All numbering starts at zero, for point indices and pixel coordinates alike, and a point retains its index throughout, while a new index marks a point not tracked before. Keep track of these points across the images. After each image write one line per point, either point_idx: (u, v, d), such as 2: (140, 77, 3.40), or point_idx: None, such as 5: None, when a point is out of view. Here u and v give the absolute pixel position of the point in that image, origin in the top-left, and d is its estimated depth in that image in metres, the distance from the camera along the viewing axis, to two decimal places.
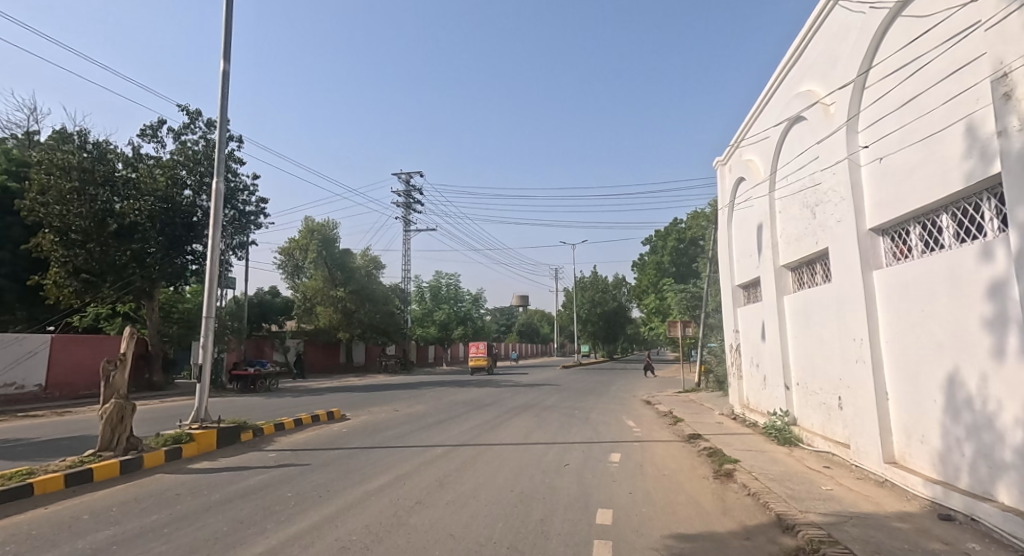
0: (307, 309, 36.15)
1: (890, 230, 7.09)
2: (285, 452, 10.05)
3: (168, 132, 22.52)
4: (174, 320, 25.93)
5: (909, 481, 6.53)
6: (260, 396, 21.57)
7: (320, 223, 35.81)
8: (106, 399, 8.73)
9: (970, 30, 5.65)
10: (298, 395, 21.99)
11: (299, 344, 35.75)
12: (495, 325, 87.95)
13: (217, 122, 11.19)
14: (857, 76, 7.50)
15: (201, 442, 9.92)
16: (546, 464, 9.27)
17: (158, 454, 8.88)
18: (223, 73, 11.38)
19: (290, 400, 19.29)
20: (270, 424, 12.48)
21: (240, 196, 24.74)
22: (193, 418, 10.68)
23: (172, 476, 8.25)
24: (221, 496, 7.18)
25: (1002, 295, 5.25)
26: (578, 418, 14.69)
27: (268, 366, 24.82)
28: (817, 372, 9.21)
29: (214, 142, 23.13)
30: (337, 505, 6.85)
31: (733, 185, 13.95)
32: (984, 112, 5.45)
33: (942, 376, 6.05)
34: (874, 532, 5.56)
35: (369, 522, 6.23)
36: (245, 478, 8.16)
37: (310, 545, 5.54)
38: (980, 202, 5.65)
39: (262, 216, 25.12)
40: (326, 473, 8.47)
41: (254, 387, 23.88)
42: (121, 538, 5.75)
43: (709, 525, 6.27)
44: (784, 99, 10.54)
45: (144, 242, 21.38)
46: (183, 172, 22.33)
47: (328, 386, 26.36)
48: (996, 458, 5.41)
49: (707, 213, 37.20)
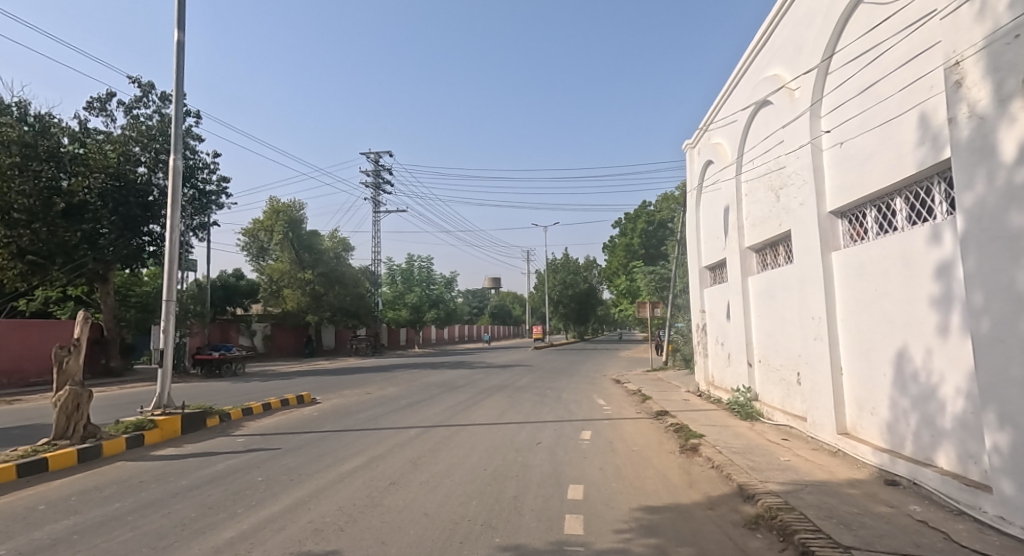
0: (273, 293, 35.69)
1: (848, 213, 7.45)
2: (255, 437, 10.17)
3: (119, 106, 22.13)
4: (132, 304, 25.69)
5: (859, 450, 6.92)
6: (227, 381, 21.56)
7: (286, 203, 35.39)
8: (61, 386, 8.68)
9: (926, 19, 5.88)
10: (267, 379, 22.20)
11: (265, 327, 36.07)
12: (467, 307, 88.31)
13: (173, 96, 11.05)
14: (821, 61, 7.80)
15: (165, 428, 9.97)
16: (518, 443, 9.50)
17: (118, 441, 8.93)
18: (177, 43, 11.21)
19: (257, 385, 19.33)
20: (238, 408, 12.51)
21: (200, 174, 24.39)
22: (155, 405, 10.67)
23: (133, 464, 8.29)
24: (189, 482, 7.29)
25: (949, 275, 5.52)
26: (549, 398, 15.01)
27: (234, 349, 24.69)
28: (779, 349, 9.58)
29: (170, 118, 22.89)
30: (311, 487, 7.01)
31: (701, 168, 14.26)
32: (936, 101, 5.70)
33: (892, 351, 6.40)
34: (828, 498, 5.91)
35: (343, 503, 6.41)
36: (213, 463, 8.27)
37: (282, 528, 5.70)
38: (931, 186, 5.91)
39: (224, 196, 24.91)
40: (298, 457, 8.62)
41: (219, 372, 23.79)
42: (83, 527, 5.84)
43: (675, 498, 6.56)
44: (750, 85, 10.88)
45: (95, 222, 20.98)
46: (137, 148, 22.01)
47: (294, 370, 26.23)
48: (937, 425, 5.76)
49: (676, 196, 37.91)
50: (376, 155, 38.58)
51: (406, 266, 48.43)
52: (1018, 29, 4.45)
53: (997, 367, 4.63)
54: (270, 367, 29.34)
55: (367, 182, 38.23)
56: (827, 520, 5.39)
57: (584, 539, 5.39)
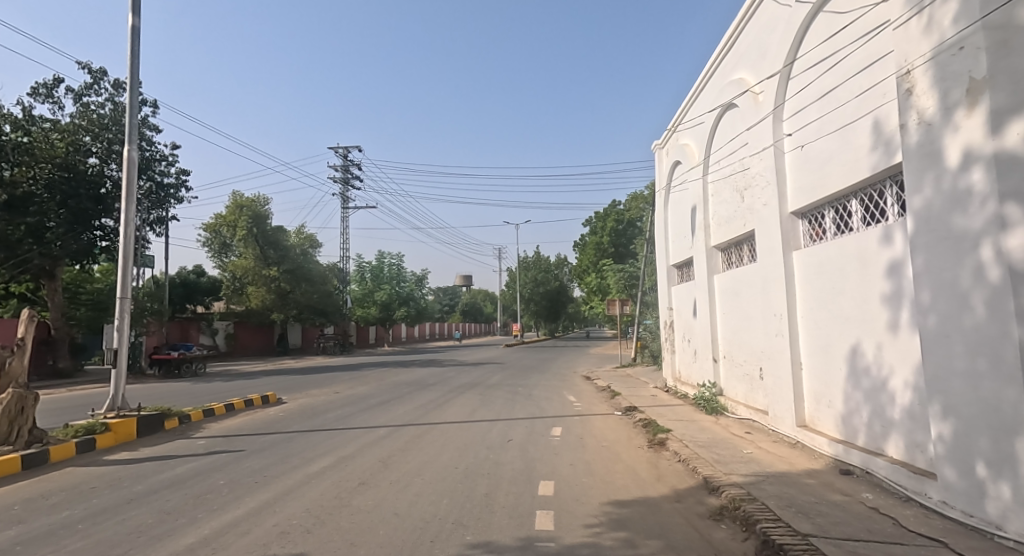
0: (237, 290, 35.23)
1: (808, 213, 7.73)
2: (216, 439, 10.12)
3: (67, 94, 21.69)
4: (83, 302, 24.92)
5: (816, 442, 7.22)
6: (187, 382, 21.28)
7: (250, 198, 34.80)
8: (5, 389, 8.50)
9: (880, 29, 6.14)
10: (229, 379, 21.96)
11: (228, 325, 36.04)
12: (438, 305, 88.25)
13: (128, 84, 10.90)
14: (783, 67, 8.06)
15: (119, 432, 9.85)
16: (490, 441, 9.63)
17: (67, 446, 8.78)
18: (131, 28, 11.01)
19: (220, 385, 19.14)
20: (198, 409, 12.43)
21: (158, 166, 24.01)
22: (108, 407, 10.53)
23: (83, 469, 8.20)
24: (145, 488, 7.26)
25: (899, 273, 5.79)
26: (521, 395, 15.20)
27: (195, 349, 24.32)
28: (743, 345, 9.86)
29: (123, 107, 22.32)
30: (276, 490, 7.04)
31: (669, 168, 14.53)
32: (888, 108, 5.97)
33: (847, 347, 6.67)
34: (788, 488, 6.16)
35: (310, 505, 6.46)
36: (172, 467, 8.23)
37: (246, 532, 5.73)
38: (884, 189, 6.18)
39: (183, 189, 24.58)
40: (262, 458, 8.62)
41: (178, 372, 23.44)
42: (31, 536, 5.79)
43: (644, 491, 6.77)
44: (716, 88, 11.14)
45: (42, 215, 20.63)
46: (88, 138, 21.54)
47: (256, 370, 25.95)
48: (887, 417, 6.04)
49: (645, 196, 38.37)
50: (345, 150, 38.38)
51: (376, 264, 48.23)
52: (962, 41, 4.70)
53: (942, 362, 4.89)
54: (234, 367, 28.94)
55: (335, 178, 37.97)
56: (787, 509, 5.63)
57: (540, 535, 5.53)
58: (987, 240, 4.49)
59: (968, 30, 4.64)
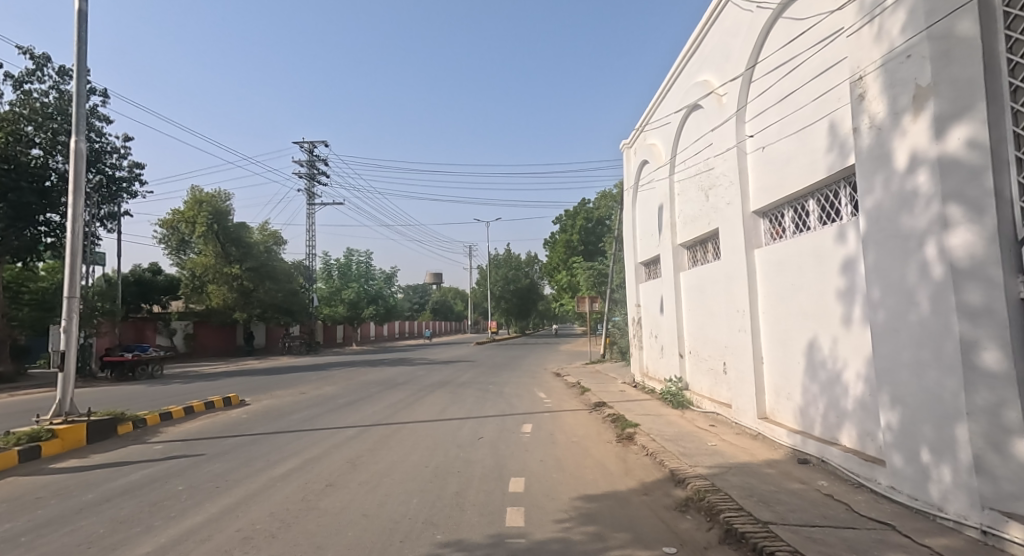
0: (196, 289, 34.48)
1: (769, 213, 7.99)
2: (174, 444, 10.02)
3: (9, 81, 21.11)
4: (25, 302, 23.61)
5: (776, 433, 7.48)
6: (144, 384, 20.92)
7: (210, 193, 34.04)
8: None
9: (835, 36, 6.39)
10: (190, 381, 21.65)
11: (186, 325, 35.49)
12: (408, 303, 87.96)
13: (75, 72, 10.63)
14: (745, 70, 8.30)
15: (66, 438, 9.63)
16: (460, 439, 9.73)
17: (11, 455, 8.54)
18: (77, 13, 10.73)
19: (179, 387, 18.87)
20: (154, 413, 12.26)
21: (109, 158, 23.55)
22: (55, 413, 10.27)
23: (30, 478, 8.03)
24: (97, 496, 7.17)
25: (853, 270, 6.05)
26: (491, 393, 15.31)
27: (150, 351, 23.85)
28: (707, 340, 10.12)
29: (69, 95, 21.77)
30: (239, 494, 7.03)
31: (637, 167, 14.76)
32: (842, 112, 6.22)
33: (805, 341, 6.92)
34: (750, 478, 6.38)
35: (275, 509, 6.49)
36: (126, 474, 8.15)
37: (208, 538, 5.72)
38: (839, 190, 6.44)
39: (135, 183, 24.17)
40: (223, 462, 8.58)
41: (132, 375, 22.98)
42: None
43: (613, 485, 6.94)
44: (683, 89, 11.38)
45: None
46: (31, 128, 21.04)
47: (216, 372, 25.53)
48: (841, 407, 6.30)
49: (614, 194, 38.76)
50: (310, 145, 37.96)
51: (343, 262, 47.86)
52: (909, 50, 4.94)
53: (890, 355, 5.15)
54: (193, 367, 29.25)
55: (301, 173, 37.58)
56: (749, 498, 5.84)
57: (504, 533, 5.63)
58: (932, 239, 4.74)
59: (915, 39, 4.88)
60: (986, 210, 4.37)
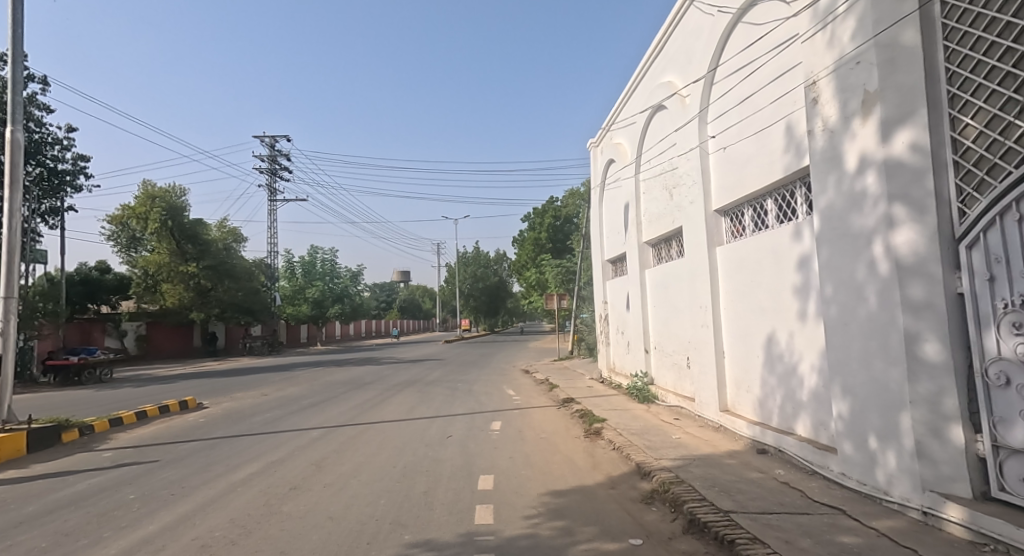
0: (149, 288, 33.69)
1: (730, 212, 8.23)
2: (127, 450, 9.88)
3: None
4: None
5: (736, 424, 7.73)
6: (96, 388, 20.47)
7: (163, 189, 33.29)
8: None
9: (790, 42, 6.62)
10: (146, 383, 21.26)
11: (139, 326, 34.67)
12: (375, 302, 87.45)
13: (11, 60, 10.33)
14: (707, 72, 8.53)
15: (6, 446, 9.36)
16: (428, 438, 9.79)
17: None
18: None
19: (134, 390, 18.52)
20: (103, 419, 12.01)
21: (50, 150, 22.92)
22: None
23: None
24: (41, 508, 7.06)
25: (807, 267, 6.30)
26: (460, 390, 15.39)
27: (99, 354, 23.21)
28: (671, 336, 10.36)
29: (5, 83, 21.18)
30: (197, 501, 7.00)
31: (604, 165, 14.96)
32: (797, 114, 6.46)
33: (763, 335, 7.17)
34: (712, 469, 6.60)
35: (235, 515, 6.49)
36: (73, 483, 8.04)
37: (164, 546, 5.71)
38: (795, 190, 6.69)
39: (79, 176, 23.57)
40: (180, 469, 8.51)
41: (79, 380, 22.40)
42: None
43: (581, 480, 7.10)
44: (648, 90, 11.60)
45: None
46: None
47: (172, 374, 25.03)
48: (797, 399, 6.56)
49: (581, 192, 39.08)
50: (272, 140, 37.48)
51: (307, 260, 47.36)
52: (858, 57, 5.17)
53: (842, 348, 5.40)
54: (148, 367, 30.18)
55: (262, 168, 37.08)
56: (710, 489, 6.05)
57: (465, 533, 5.73)
58: (879, 237, 4.98)
59: (863, 47, 5.11)
60: (927, 210, 4.62)
